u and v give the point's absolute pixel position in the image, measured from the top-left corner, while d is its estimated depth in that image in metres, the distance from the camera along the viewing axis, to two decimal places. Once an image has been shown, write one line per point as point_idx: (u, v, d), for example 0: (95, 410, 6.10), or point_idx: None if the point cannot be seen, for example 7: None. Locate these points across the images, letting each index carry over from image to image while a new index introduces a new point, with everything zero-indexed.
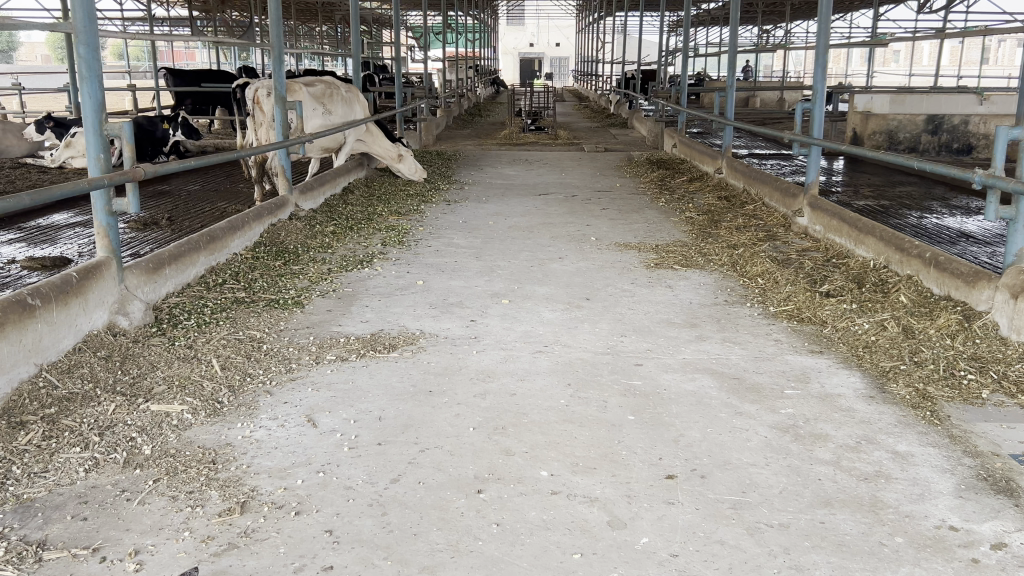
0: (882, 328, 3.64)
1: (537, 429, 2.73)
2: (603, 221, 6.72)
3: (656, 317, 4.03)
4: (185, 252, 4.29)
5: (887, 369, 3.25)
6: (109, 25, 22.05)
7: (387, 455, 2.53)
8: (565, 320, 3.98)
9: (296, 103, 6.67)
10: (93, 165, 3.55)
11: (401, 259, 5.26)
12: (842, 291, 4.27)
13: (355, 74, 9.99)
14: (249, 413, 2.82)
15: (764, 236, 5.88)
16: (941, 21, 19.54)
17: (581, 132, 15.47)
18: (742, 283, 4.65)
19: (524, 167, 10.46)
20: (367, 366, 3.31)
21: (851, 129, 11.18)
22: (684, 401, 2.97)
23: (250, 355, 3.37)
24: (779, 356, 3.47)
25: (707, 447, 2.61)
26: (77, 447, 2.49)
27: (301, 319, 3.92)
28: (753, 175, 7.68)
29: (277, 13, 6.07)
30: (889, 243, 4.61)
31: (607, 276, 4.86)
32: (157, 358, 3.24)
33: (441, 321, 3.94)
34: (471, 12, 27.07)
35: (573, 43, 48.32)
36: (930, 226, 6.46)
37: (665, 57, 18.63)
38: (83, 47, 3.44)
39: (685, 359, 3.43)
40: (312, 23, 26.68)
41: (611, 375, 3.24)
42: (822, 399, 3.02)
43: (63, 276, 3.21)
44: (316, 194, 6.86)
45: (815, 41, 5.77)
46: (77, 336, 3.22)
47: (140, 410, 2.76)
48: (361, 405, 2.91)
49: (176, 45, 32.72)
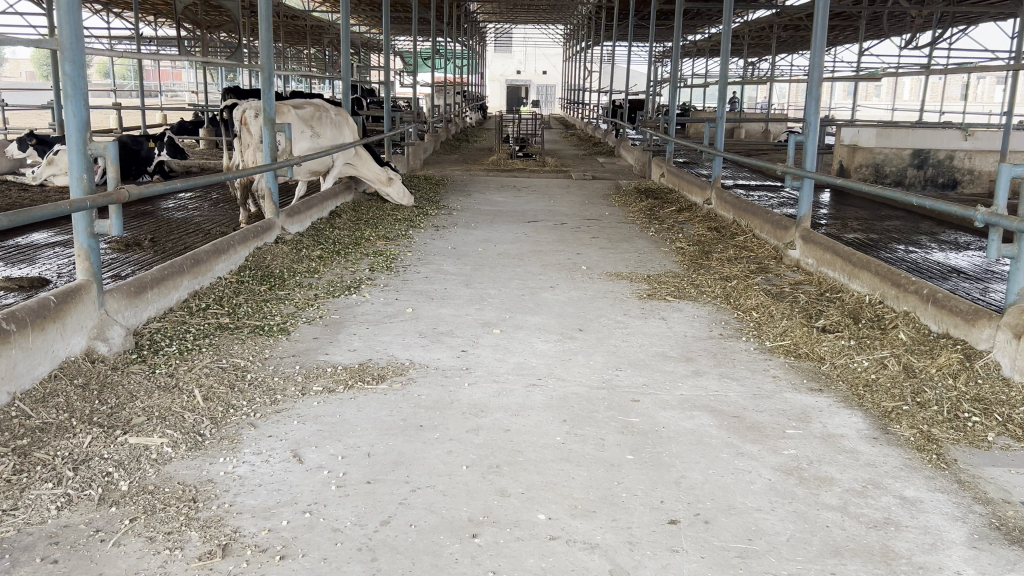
0: (882, 366, 3.58)
1: (534, 468, 2.62)
2: (593, 250, 6.65)
3: (651, 350, 3.94)
4: (168, 275, 4.17)
5: (890, 409, 3.17)
6: (94, 42, 21.95)
7: (377, 495, 2.42)
8: (558, 352, 3.88)
9: (284, 125, 6.58)
10: (75, 186, 3.44)
11: (389, 286, 5.15)
12: (839, 326, 4.21)
13: (344, 97, 9.90)
14: (232, 446, 2.70)
15: (756, 269, 5.83)
16: (925, 58, 19.81)
17: (568, 160, 15.49)
18: (736, 316, 4.58)
19: (512, 194, 10.40)
20: (355, 399, 3.19)
21: (838, 162, 11.22)
22: (684, 440, 2.88)
23: (233, 385, 3.24)
24: (778, 394, 3.38)
25: (709, 490, 2.52)
26: (49, 483, 2.35)
27: (287, 347, 3.79)
28: (743, 207, 7.66)
29: (268, 33, 5.98)
30: (885, 277, 4.57)
31: (600, 306, 4.78)
32: (137, 387, 3.11)
33: (431, 351, 3.83)
34: (459, 38, 27.13)
35: (559, 72, 48.70)
36: (921, 261, 6.44)
37: (652, 87, 18.71)
38: (69, 64, 3.33)
39: (683, 396, 3.33)
40: (300, 45, 26.73)
41: (607, 411, 3.13)
42: (824, 439, 2.94)
43: (39, 300, 3.08)
44: (303, 218, 6.75)
45: (809, 75, 5.74)
46: (53, 363, 3.08)
47: (117, 443, 2.63)
48: (348, 440, 2.79)
49: (163, 66, 32.68)
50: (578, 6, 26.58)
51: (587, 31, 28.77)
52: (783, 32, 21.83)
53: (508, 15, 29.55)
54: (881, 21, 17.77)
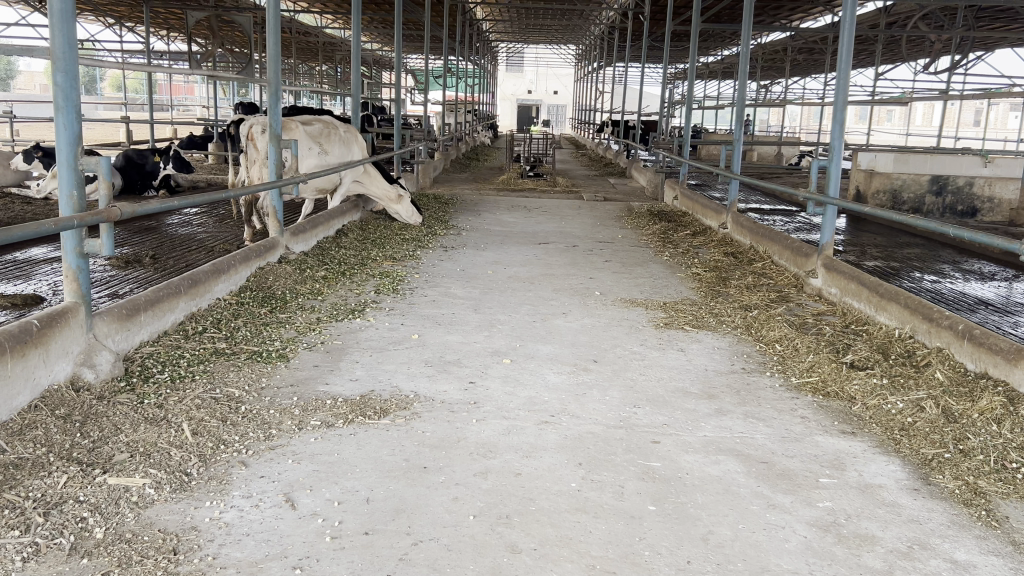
0: (919, 409, 3.35)
1: (548, 520, 2.40)
2: (606, 274, 6.44)
3: (670, 386, 3.71)
4: (163, 297, 3.97)
5: (930, 457, 2.95)
6: (108, 56, 21.99)
7: (375, 548, 2.21)
8: (571, 386, 3.66)
9: (291, 142, 6.41)
10: (65, 203, 3.27)
11: (394, 309, 4.96)
12: (868, 362, 3.99)
13: (354, 114, 9.72)
14: (220, 488, 2.49)
15: (777, 298, 5.62)
16: (941, 83, 19.53)
17: (580, 180, 15.31)
18: (759, 349, 4.35)
19: (523, 214, 10.20)
20: (355, 436, 2.97)
21: (855, 186, 11.00)
22: (710, 489, 2.66)
23: (225, 418, 3.03)
24: (808, 437, 3.16)
25: (740, 548, 2.30)
26: (15, 530, 2.14)
27: (284, 377, 3.58)
28: (760, 233, 7.45)
29: (277, 47, 5.81)
30: (915, 310, 4.34)
31: (616, 335, 4.56)
32: (122, 420, 2.90)
33: (438, 383, 3.62)
34: (472, 56, 27.02)
35: (570, 92, 48.76)
36: (946, 291, 6.21)
37: (666, 108, 18.54)
38: (59, 74, 3.17)
39: (707, 438, 3.11)
40: (311, 61, 26.80)
41: (626, 454, 2.91)
42: (861, 490, 2.71)
43: (21, 324, 2.88)
44: (308, 237, 6.55)
45: (834, 98, 5.53)
46: (33, 392, 2.88)
47: (94, 484, 2.42)
48: (346, 483, 2.58)
49: (175, 80, 32.81)
50: (591, 28, 26.52)
51: (600, 51, 28.60)
52: (797, 55, 21.68)
53: (519, 34, 29.46)
54: (899, 43, 17.51)
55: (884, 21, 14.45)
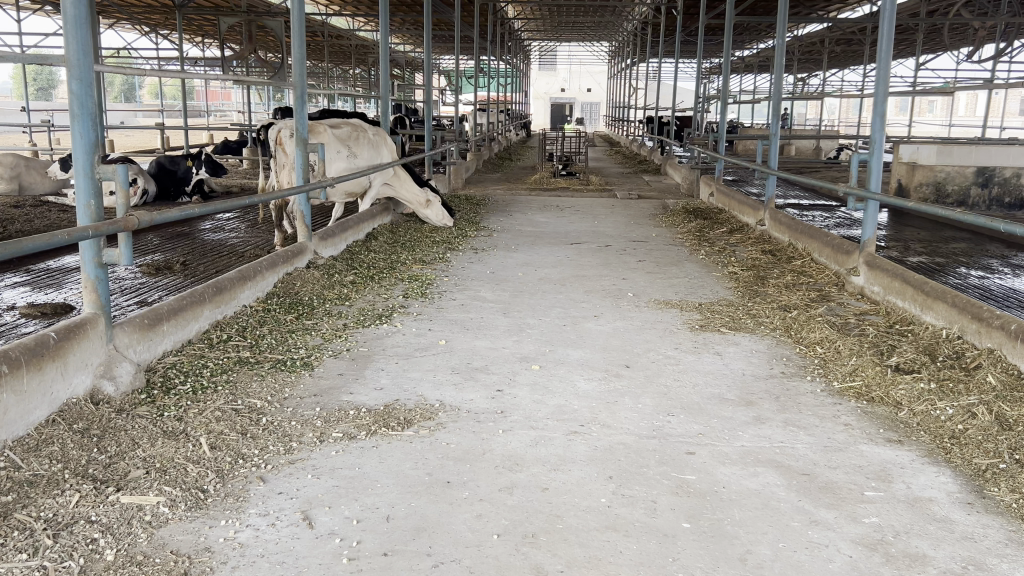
0: (971, 415, 3.16)
1: (576, 540, 2.28)
2: (640, 275, 6.28)
3: (706, 393, 3.56)
4: (186, 305, 3.92)
5: (984, 468, 2.77)
6: (145, 64, 22.25)
7: (393, 570, 2.11)
8: (603, 393, 3.54)
9: (318, 145, 6.35)
10: (82, 213, 3.23)
11: (422, 314, 4.86)
12: (915, 365, 3.81)
13: (384, 117, 9.65)
14: (236, 506, 2.42)
15: (816, 297, 5.43)
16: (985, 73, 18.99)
17: (614, 178, 15.14)
18: (798, 352, 4.19)
19: (555, 214, 10.07)
20: (377, 448, 2.88)
21: (897, 179, 10.69)
22: (748, 504, 2.52)
23: (245, 431, 2.95)
24: (852, 447, 2.99)
25: (781, 569, 2.16)
26: (22, 554, 2.08)
27: (308, 387, 3.49)
28: (799, 230, 7.22)
29: (302, 49, 5.75)
30: (963, 309, 4.14)
31: (649, 339, 4.42)
32: (139, 434, 2.84)
33: (464, 391, 3.51)
34: (504, 55, 26.94)
35: (604, 89, 48.62)
36: (996, 288, 5.96)
37: (700, 103, 18.28)
38: (75, 83, 3.12)
39: (745, 448, 2.96)
40: (343, 64, 26.94)
41: (659, 467, 2.78)
42: (910, 505, 2.55)
43: (37, 338, 2.83)
44: (336, 241, 6.49)
45: (874, 89, 5.31)
46: (51, 406, 2.83)
47: (107, 503, 2.36)
48: (366, 499, 2.49)
49: (212, 86, 33.23)
50: (624, 25, 26.31)
51: (633, 48, 28.37)
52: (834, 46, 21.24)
53: (551, 33, 29.36)
54: (941, 31, 17.04)
55: (925, 9, 14.00)
